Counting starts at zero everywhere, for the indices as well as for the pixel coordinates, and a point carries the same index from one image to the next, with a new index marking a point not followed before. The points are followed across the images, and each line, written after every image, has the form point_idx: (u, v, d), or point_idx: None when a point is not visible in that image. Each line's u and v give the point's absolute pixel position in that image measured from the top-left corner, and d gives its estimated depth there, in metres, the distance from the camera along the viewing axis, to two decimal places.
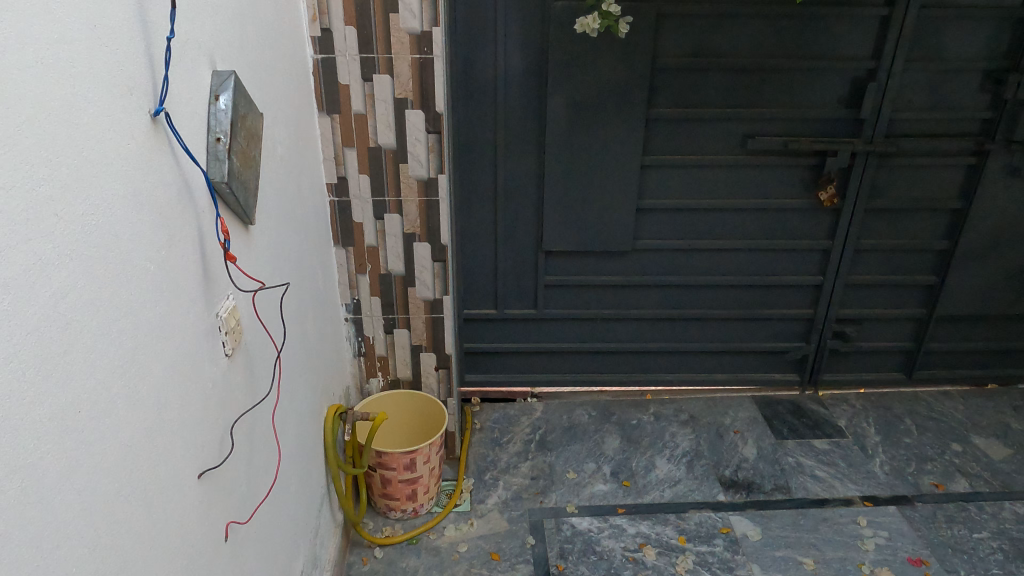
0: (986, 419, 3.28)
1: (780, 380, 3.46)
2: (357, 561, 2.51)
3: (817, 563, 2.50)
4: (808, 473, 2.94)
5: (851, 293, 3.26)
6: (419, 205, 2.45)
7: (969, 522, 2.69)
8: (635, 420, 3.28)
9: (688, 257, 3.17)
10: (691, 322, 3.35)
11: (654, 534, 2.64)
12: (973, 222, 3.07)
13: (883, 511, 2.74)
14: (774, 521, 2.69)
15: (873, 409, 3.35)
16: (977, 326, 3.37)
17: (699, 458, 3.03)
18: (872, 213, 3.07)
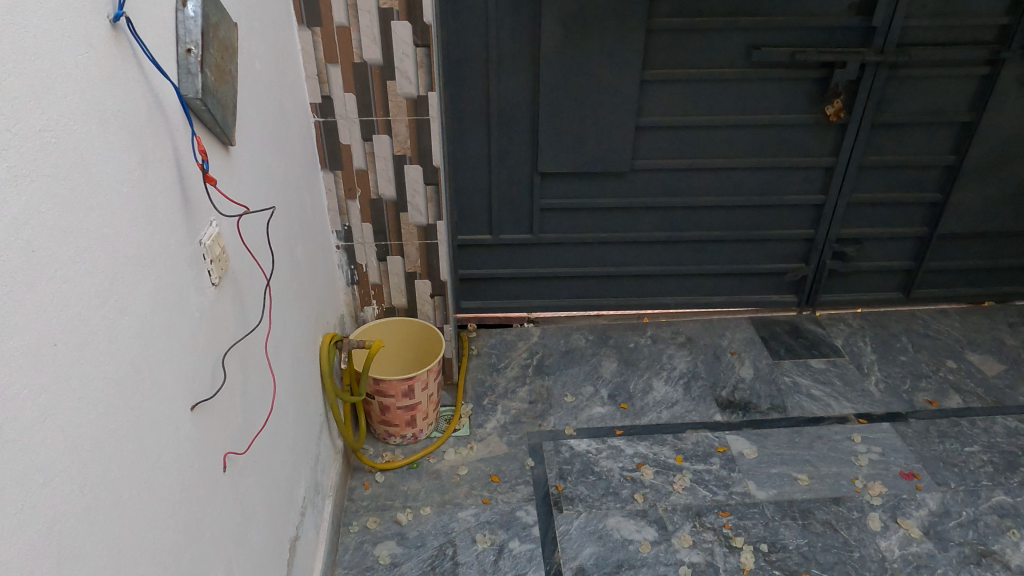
0: (981, 335, 3.29)
1: (777, 301, 3.44)
2: (359, 486, 2.54)
3: (811, 479, 2.56)
4: (804, 392, 2.96)
5: (853, 212, 3.19)
6: (408, 125, 2.33)
7: (961, 436, 2.73)
8: (632, 343, 3.27)
9: (687, 177, 3.08)
10: (690, 244, 3.29)
11: (652, 454, 2.67)
12: (982, 137, 2.98)
13: (877, 428, 2.78)
14: (770, 440, 2.73)
15: (870, 328, 3.35)
16: (979, 244, 3.33)
17: (696, 379, 3.04)
18: (879, 128, 2.96)
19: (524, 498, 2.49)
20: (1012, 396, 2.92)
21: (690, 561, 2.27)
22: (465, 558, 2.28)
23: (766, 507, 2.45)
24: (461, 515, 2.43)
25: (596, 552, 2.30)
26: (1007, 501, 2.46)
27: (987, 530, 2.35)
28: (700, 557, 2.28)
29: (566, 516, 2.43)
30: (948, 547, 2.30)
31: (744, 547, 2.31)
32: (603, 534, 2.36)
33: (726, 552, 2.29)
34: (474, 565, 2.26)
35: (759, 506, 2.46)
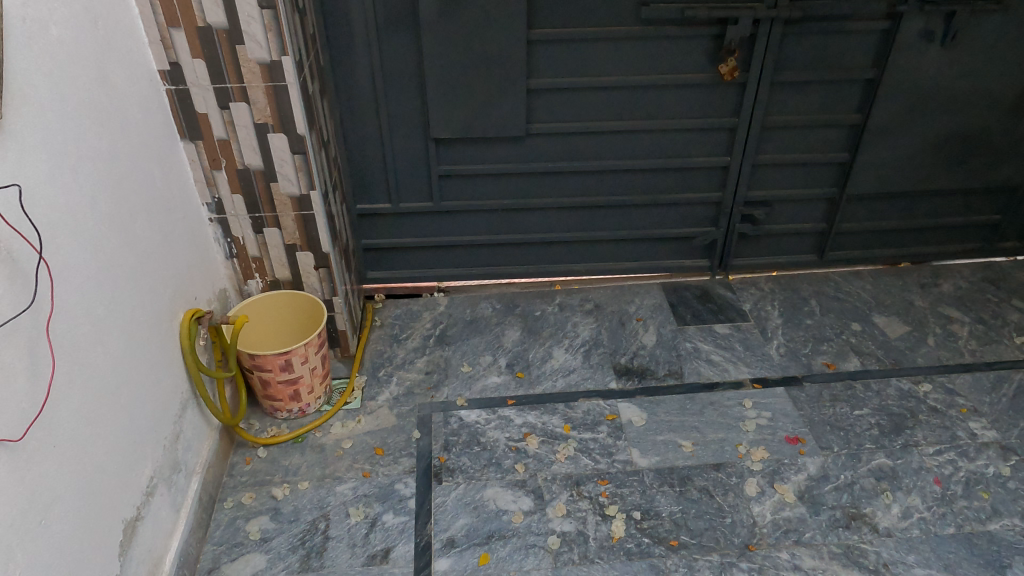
0: (891, 297, 3.26)
1: (689, 265, 3.39)
2: (240, 461, 2.52)
3: (695, 445, 2.55)
4: (703, 358, 2.94)
5: (760, 174, 3.12)
6: (265, 91, 2.24)
7: (852, 399, 2.73)
8: (538, 311, 3.23)
9: (587, 141, 3.01)
10: (596, 210, 3.23)
11: (541, 423, 2.65)
12: (886, 94, 2.90)
13: (770, 393, 2.76)
14: (661, 406, 2.71)
15: (781, 291, 3.31)
16: (891, 204, 3.28)
17: (597, 347, 3.02)
18: (780, 87, 2.88)
19: (404, 471, 2.48)
20: (910, 358, 2.91)
21: (560, 530, 2.27)
22: (337, 532, 2.28)
23: (645, 474, 2.45)
24: (339, 489, 2.41)
25: (469, 523, 2.30)
26: (886, 464, 2.47)
27: (861, 494, 2.36)
28: (572, 526, 2.28)
29: (444, 488, 2.42)
30: (820, 510, 2.31)
31: (617, 515, 2.31)
32: (478, 505, 2.35)
33: (598, 520, 2.29)
34: (344, 539, 2.26)
35: (639, 474, 2.45)
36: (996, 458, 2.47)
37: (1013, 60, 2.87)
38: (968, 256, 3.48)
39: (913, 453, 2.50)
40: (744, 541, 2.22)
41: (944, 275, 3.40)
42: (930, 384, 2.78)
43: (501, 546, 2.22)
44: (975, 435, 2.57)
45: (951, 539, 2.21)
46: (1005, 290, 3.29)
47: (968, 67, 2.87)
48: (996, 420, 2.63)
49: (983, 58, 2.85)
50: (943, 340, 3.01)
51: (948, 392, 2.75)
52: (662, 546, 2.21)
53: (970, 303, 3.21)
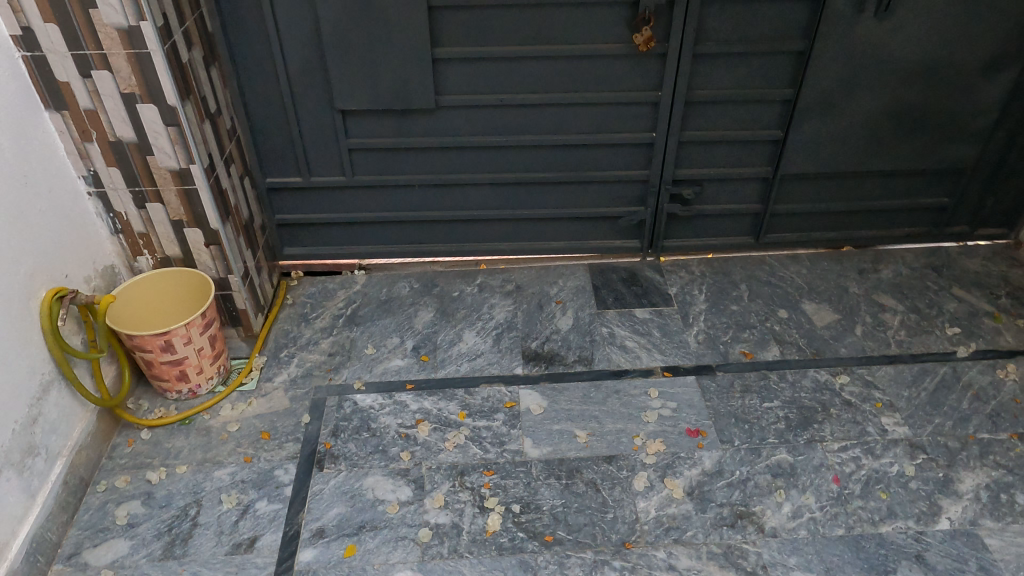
0: (825, 283, 3.12)
1: (618, 246, 3.25)
2: (122, 443, 2.46)
3: (590, 436, 2.45)
4: (616, 344, 2.83)
5: (689, 152, 2.96)
6: (127, 59, 2.11)
7: (764, 391, 2.61)
8: (456, 291, 3.12)
9: (502, 115, 2.85)
10: (518, 187, 3.10)
11: (436, 410, 2.56)
12: (818, 69, 2.71)
13: (679, 382, 2.65)
14: (563, 394, 2.61)
15: (711, 275, 3.17)
16: (831, 185, 3.11)
17: (509, 330, 2.91)
18: (705, 59, 2.69)
19: (287, 456, 2.41)
20: (832, 349, 2.78)
21: (434, 522, 2.19)
22: (206, 519, 2.22)
23: (533, 466, 2.36)
24: (217, 474, 2.35)
25: (342, 513, 2.23)
26: (786, 460, 2.36)
27: (753, 491, 2.26)
28: (448, 518, 2.20)
29: (324, 475, 2.34)
30: (707, 508, 2.21)
31: (495, 508, 2.23)
32: (355, 494, 2.28)
33: (475, 513, 2.22)
34: (212, 526, 2.20)
35: (526, 465, 2.37)
36: (903, 456, 2.36)
37: (957, 31, 2.67)
38: (915, 241, 3.32)
39: (816, 449, 2.39)
40: (621, 539, 2.14)
41: (886, 261, 3.24)
42: (849, 376, 2.66)
43: (370, 538, 2.15)
44: (886, 431, 2.45)
45: (838, 542, 2.11)
46: (947, 277, 3.14)
47: (907, 39, 2.67)
48: (911, 416, 2.51)
49: (923, 29, 2.65)
50: (871, 330, 2.88)
51: (866, 385, 2.62)
52: (535, 541, 2.14)
53: (907, 291, 3.07)
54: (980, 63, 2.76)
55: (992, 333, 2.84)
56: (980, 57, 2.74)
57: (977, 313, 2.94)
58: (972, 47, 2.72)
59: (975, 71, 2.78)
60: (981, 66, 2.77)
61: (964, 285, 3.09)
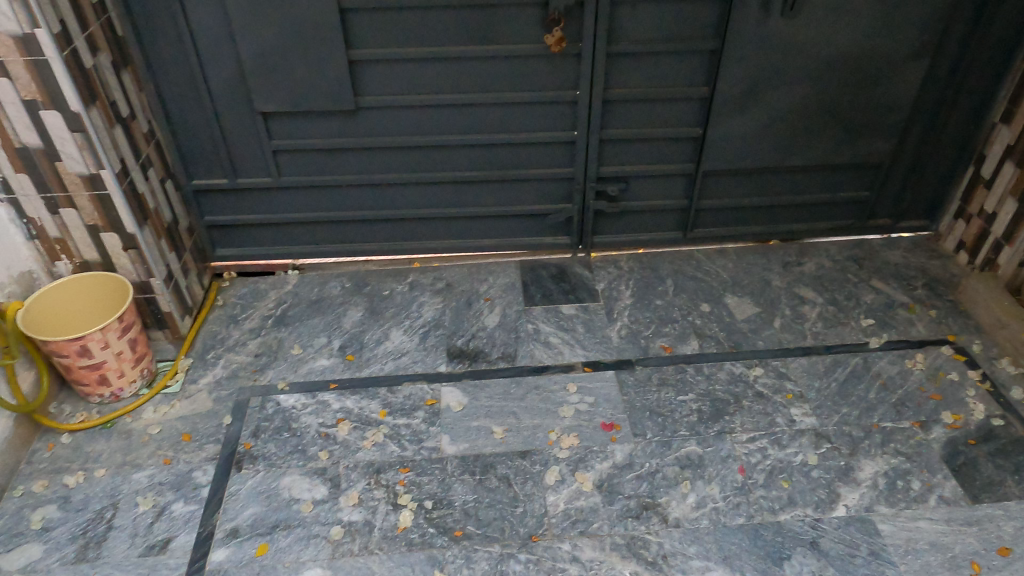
0: (749, 277, 3.18)
1: (549, 243, 3.30)
2: (42, 448, 2.47)
3: (507, 432, 2.50)
4: (541, 340, 2.88)
5: (612, 149, 3.01)
6: (26, 66, 2.13)
7: (680, 384, 2.68)
8: (387, 290, 3.15)
9: (424, 115, 2.89)
10: (446, 185, 3.13)
11: (357, 409, 2.60)
12: (730, 68, 2.77)
13: (598, 377, 2.71)
14: (484, 391, 2.66)
15: (639, 271, 3.23)
16: (754, 180, 3.17)
17: (436, 328, 2.95)
18: (620, 58, 2.74)
19: (206, 458, 2.44)
20: (750, 341, 2.85)
21: (347, 520, 2.23)
22: (121, 522, 2.24)
23: (448, 462, 2.41)
24: (135, 476, 2.37)
25: (257, 513, 2.26)
26: (695, 451, 2.43)
27: (661, 482, 2.33)
28: (361, 515, 2.25)
29: (242, 475, 2.37)
30: (614, 500, 2.28)
31: (408, 505, 2.27)
32: (271, 493, 2.32)
33: (388, 510, 2.26)
34: (127, 528, 2.22)
35: (442, 462, 2.41)
36: (808, 446, 2.44)
37: (865, 29, 2.73)
38: (840, 233, 3.39)
39: (725, 440, 2.46)
40: (529, 532, 2.19)
41: (811, 253, 3.32)
42: (763, 368, 2.73)
43: (283, 536, 2.19)
44: (793, 421, 2.53)
45: (738, 530, 2.18)
46: (867, 269, 3.22)
47: (816, 37, 2.73)
48: (819, 406, 2.58)
49: (831, 28, 2.71)
50: (789, 322, 2.95)
51: (778, 377, 2.70)
52: (445, 536, 2.18)
53: (827, 283, 3.14)
54: (890, 60, 2.82)
55: (905, 323, 2.92)
56: (889, 55, 2.80)
57: (892, 304, 3.02)
58: (881, 45, 2.78)
59: (886, 68, 2.84)
60: (891, 63, 2.83)
61: (883, 277, 3.17)
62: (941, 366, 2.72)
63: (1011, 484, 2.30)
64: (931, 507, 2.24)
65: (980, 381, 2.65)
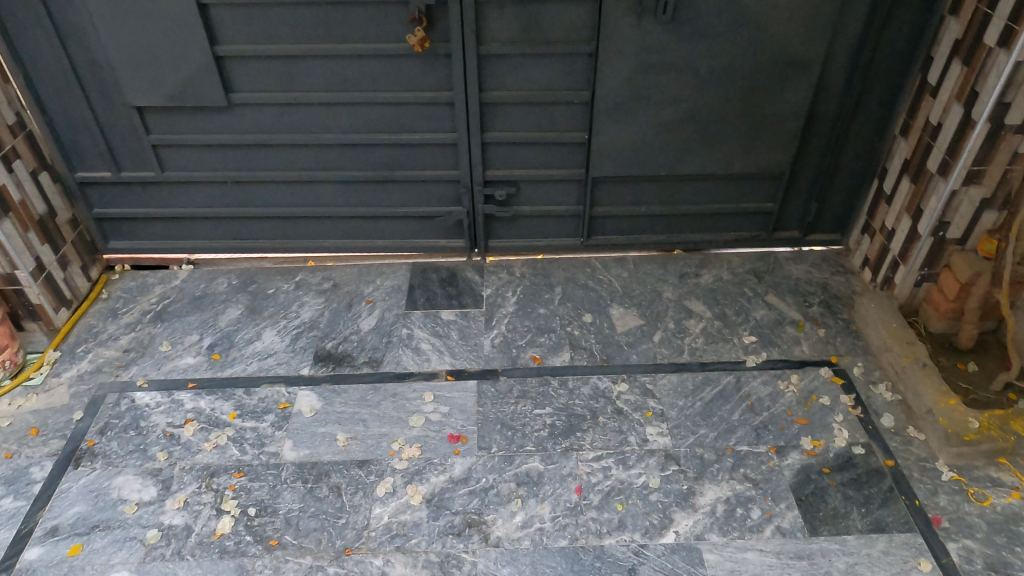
0: (641, 287, 3.09)
1: (443, 246, 3.24)
2: None
3: (350, 439, 2.46)
4: (411, 346, 2.83)
5: (496, 152, 2.94)
6: None
7: (540, 397, 2.61)
8: (271, 289, 3.12)
9: (301, 113, 2.84)
10: (331, 185, 3.08)
11: (209, 409, 2.58)
12: (608, 73, 2.67)
13: (459, 386, 2.66)
14: (339, 397, 2.62)
15: (530, 277, 3.16)
16: (650, 188, 3.07)
17: (309, 330, 2.92)
18: (493, 58, 2.68)
19: (47, 454, 2.43)
20: (623, 355, 2.77)
21: (167, 524, 2.21)
22: None
23: (284, 469, 2.37)
24: None
25: (81, 512, 2.25)
26: (536, 468, 2.36)
27: (492, 499, 2.27)
28: (182, 519, 2.22)
29: (77, 473, 2.37)
30: (439, 515, 2.22)
31: (231, 511, 2.24)
32: (100, 493, 2.30)
33: (210, 515, 2.23)
34: None
35: (278, 468, 2.38)
36: (653, 468, 2.35)
37: (747, 35, 2.60)
38: (747, 244, 3.27)
39: (570, 458, 2.39)
40: (344, 545, 2.15)
41: (711, 265, 3.21)
42: (628, 384, 2.65)
43: (99, 538, 2.18)
44: (646, 441, 2.44)
45: (557, 553, 2.12)
46: (766, 284, 3.10)
47: (696, 43, 2.61)
48: (677, 426, 2.49)
49: (711, 32, 2.59)
50: (670, 336, 2.86)
51: (643, 394, 2.61)
52: (259, 545, 2.15)
53: (720, 297, 3.04)
54: (780, 67, 2.69)
55: (789, 342, 2.81)
56: (776, 62, 2.68)
57: (782, 322, 2.91)
58: (768, 52, 2.65)
59: (775, 77, 2.71)
60: (780, 72, 2.70)
61: (780, 292, 3.05)
62: (816, 388, 2.61)
63: (855, 518, 2.20)
64: (765, 538, 2.15)
65: (852, 407, 2.54)
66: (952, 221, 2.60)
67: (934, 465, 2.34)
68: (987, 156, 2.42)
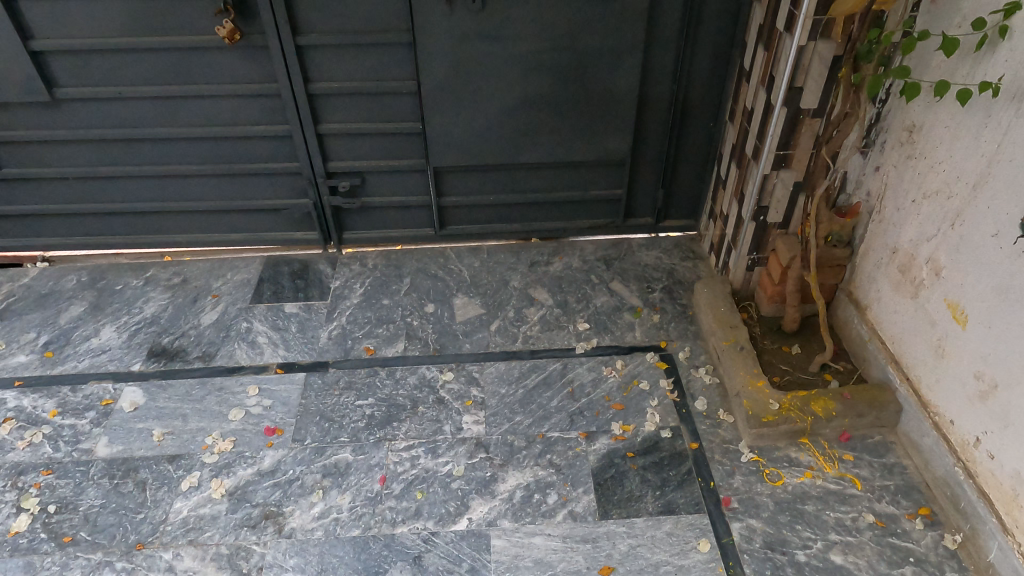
0: (489, 277, 3.11)
1: (297, 239, 3.23)
2: None
3: (166, 435, 2.46)
4: (247, 339, 2.83)
5: (335, 143, 2.94)
6: None
7: (364, 388, 2.62)
8: (120, 285, 3.11)
9: (130, 107, 2.80)
10: (188, 179, 3.04)
11: (30, 407, 2.57)
12: (430, 62, 2.67)
13: (287, 379, 2.66)
14: (165, 391, 2.62)
15: (382, 268, 3.17)
16: (496, 177, 3.07)
17: (149, 326, 2.91)
18: (314, 50, 2.67)
19: None
20: (456, 345, 2.79)
21: None
22: None
23: (93, 465, 2.37)
24: None
25: None
26: (345, 459, 2.37)
27: (294, 491, 2.28)
28: None
29: None
30: (239, 508, 2.24)
31: (30, 509, 2.24)
32: None
33: (8, 514, 2.23)
34: None
35: (88, 465, 2.38)
36: (461, 456, 2.37)
37: (563, 23, 2.61)
38: (601, 232, 3.29)
39: (381, 448, 2.40)
40: (137, 539, 2.16)
41: (564, 253, 3.23)
42: (455, 373, 2.67)
43: None
44: (460, 429, 2.46)
45: (347, 543, 2.14)
46: (613, 270, 3.12)
47: (514, 31, 2.62)
48: (494, 414, 2.52)
49: (527, 21, 2.60)
50: (507, 325, 2.87)
51: (467, 383, 2.63)
52: (51, 542, 2.15)
53: (565, 285, 3.06)
54: (603, 54, 2.70)
55: (623, 328, 2.83)
56: (598, 49, 2.68)
57: (620, 308, 2.93)
58: (587, 39, 2.66)
59: (600, 64, 2.72)
60: (604, 59, 2.71)
61: (625, 279, 3.08)
62: (639, 374, 2.64)
63: (647, 501, 2.23)
64: (555, 523, 2.18)
65: (669, 391, 2.57)
66: (770, 206, 2.63)
67: (736, 446, 2.38)
68: (790, 141, 2.45)
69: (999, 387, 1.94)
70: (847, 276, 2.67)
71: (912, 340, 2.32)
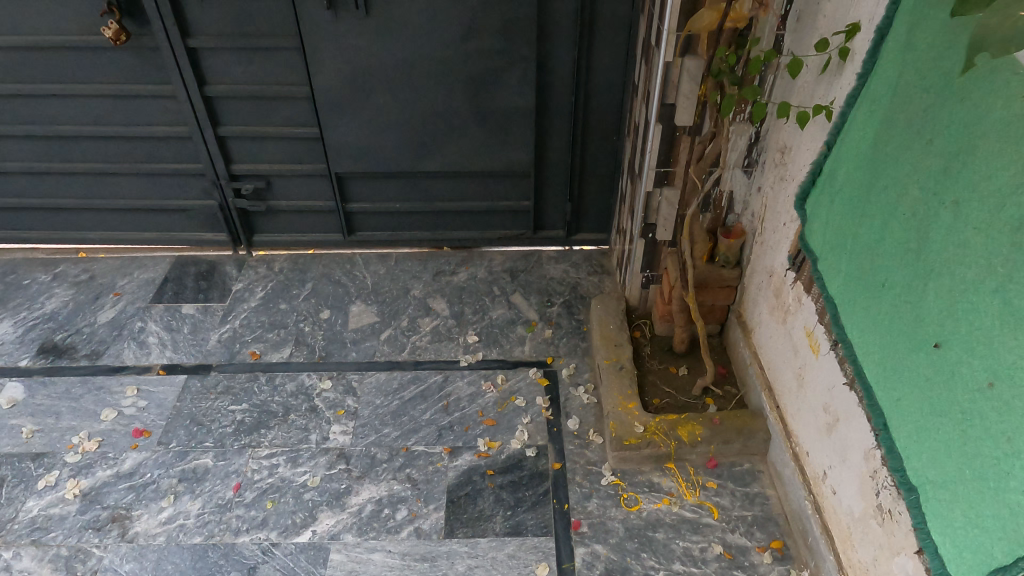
0: (391, 285, 3.09)
1: (206, 239, 3.24)
2: None
3: (35, 432, 2.47)
4: (137, 339, 2.84)
5: (236, 146, 2.93)
6: None
7: (241, 393, 2.61)
8: (27, 280, 3.14)
9: (29, 103, 2.81)
10: (98, 177, 3.05)
11: None
12: (322, 68, 2.66)
13: (167, 381, 2.66)
14: (45, 388, 2.64)
15: (287, 273, 3.16)
16: (400, 185, 3.05)
17: (45, 322, 2.92)
18: (207, 53, 2.67)
19: None
20: (341, 353, 2.77)
21: None
22: None
23: None
24: None
25: None
26: (204, 464, 2.36)
27: (146, 495, 2.27)
28: None
29: None
30: (88, 509, 2.23)
31: None
32: None
33: None
34: None
35: None
36: (320, 466, 2.35)
37: (452, 33, 2.59)
38: (512, 243, 3.26)
39: (243, 455, 2.39)
40: None
41: (471, 263, 3.20)
42: (333, 381, 2.65)
43: None
44: (326, 439, 2.44)
45: (186, 550, 2.13)
46: (516, 283, 3.08)
47: (403, 40, 2.60)
48: (363, 425, 2.49)
49: (415, 29, 2.58)
50: (398, 334, 2.85)
51: (343, 392, 2.61)
52: None
53: (465, 296, 3.02)
54: (496, 66, 2.67)
55: (513, 342, 2.79)
56: (490, 60, 2.66)
57: (515, 321, 2.89)
58: (479, 49, 2.63)
59: (494, 75, 2.69)
60: (498, 70, 2.68)
61: (526, 291, 3.04)
62: (518, 389, 2.60)
63: (496, 521, 2.19)
64: (398, 539, 2.15)
65: (544, 409, 2.53)
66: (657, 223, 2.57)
67: (599, 468, 2.33)
68: (670, 158, 2.40)
69: (840, 420, 1.88)
70: (738, 297, 2.60)
71: (781, 366, 2.26)
